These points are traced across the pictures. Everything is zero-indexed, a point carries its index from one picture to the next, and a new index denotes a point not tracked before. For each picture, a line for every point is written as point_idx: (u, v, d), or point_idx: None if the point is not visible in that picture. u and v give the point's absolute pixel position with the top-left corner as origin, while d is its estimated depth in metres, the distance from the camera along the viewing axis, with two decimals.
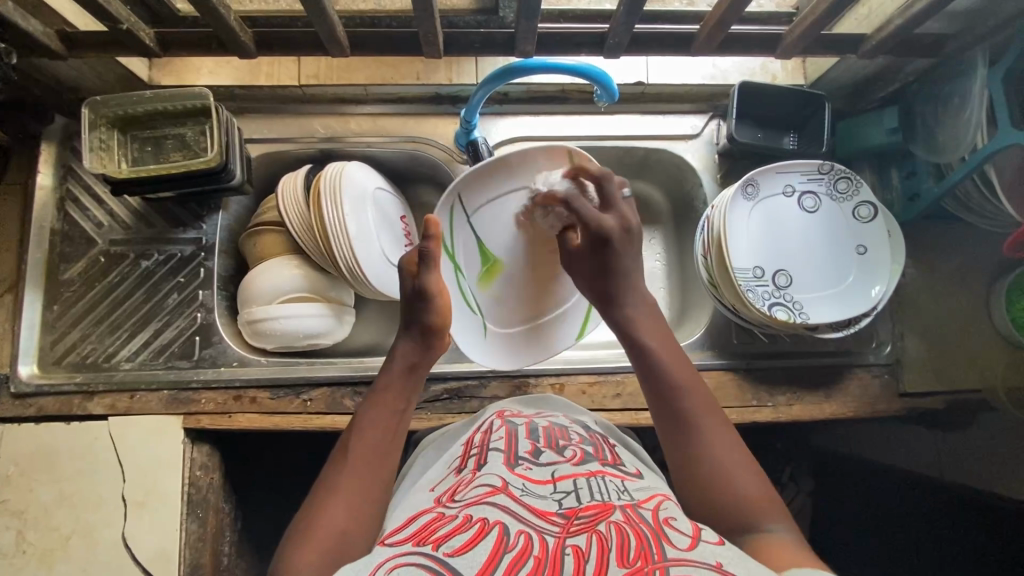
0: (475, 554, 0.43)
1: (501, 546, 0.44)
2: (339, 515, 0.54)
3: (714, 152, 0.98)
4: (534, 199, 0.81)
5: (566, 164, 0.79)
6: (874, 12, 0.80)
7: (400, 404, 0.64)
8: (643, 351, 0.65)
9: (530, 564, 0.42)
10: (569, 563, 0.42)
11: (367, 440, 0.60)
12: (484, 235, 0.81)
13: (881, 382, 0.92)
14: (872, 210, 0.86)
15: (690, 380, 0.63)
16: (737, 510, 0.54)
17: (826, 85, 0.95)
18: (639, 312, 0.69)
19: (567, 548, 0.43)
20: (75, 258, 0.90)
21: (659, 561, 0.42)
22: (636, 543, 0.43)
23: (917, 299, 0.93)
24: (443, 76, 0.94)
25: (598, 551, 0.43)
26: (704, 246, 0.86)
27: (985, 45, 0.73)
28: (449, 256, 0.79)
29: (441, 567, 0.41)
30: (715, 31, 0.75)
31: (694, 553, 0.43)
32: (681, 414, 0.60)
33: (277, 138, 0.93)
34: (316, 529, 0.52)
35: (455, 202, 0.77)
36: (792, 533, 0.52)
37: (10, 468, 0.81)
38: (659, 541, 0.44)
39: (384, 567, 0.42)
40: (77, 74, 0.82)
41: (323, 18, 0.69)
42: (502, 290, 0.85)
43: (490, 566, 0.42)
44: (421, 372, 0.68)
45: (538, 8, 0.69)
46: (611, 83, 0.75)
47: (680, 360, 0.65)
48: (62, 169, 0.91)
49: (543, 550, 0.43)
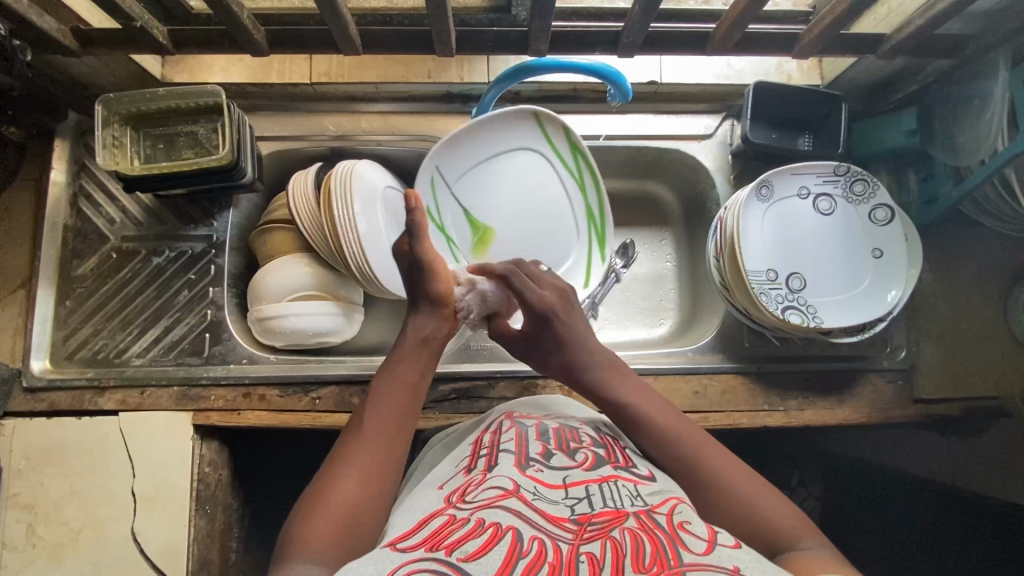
0: (490, 560, 0.42)
1: (514, 553, 0.43)
2: (352, 488, 0.53)
3: (727, 152, 0.97)
4: (513, 166, 0.87)
5: (535, 129, 0.86)
6: (894, 12, 0.78)
7: (414, 377, 0.63)
8: (620, 408, 0.65)
9: (545, 570, 0.42)
10: (584, 571, 0.42)
11: (382, 411, 0.60)
12: (468, 200, 0.87)
13: (895, 387, 0.90)
14: (888, 213, 0.85)
15: (675, 423, 0.63)
16: (771, 539, 0.53)
17: (842, 85, 0.93)
18: (606, 366, 0.69)
19: (581, 556, 0.43)
20: (88, 255, 0.90)
21: (675, 565, 0.41)
22: (652, 549, 0.43)
23: (933, 304, 0.92)
24: (454, 74, 0.93)
25: (612, 557, 0.43)
26: (717, 249, 0.85)
27: (1007, 46, 0.72)
28: (438, 227, 0.86)
29: (457, 574, 0.41)
30: (731, 31, 0.74)
31: (710, 557, 0.42)
32: (685, 459, 0.59)
33: (288, 136, 0.93)
34: (326, 502, 0.52)
35: (435, 172, 0.84)
36: (828, 547, 0.52)
37: (22, 462, 0.82)
38: (674, 545, 0.44)
39: (399, 572, 0.42)
40: (90, 71, 0.83)
41: (336, 15, 0.68)
42: (496, 256, 0.89)
43: (505, 574, 0.41)
44: (437, 344, 0.67)
45: (552, 7, 0.69)
46: (624, 83, 0.75)
47: (659, 407, 0.65)
48: (75, 166, 0.91)
49: (557, 557, 0.43)
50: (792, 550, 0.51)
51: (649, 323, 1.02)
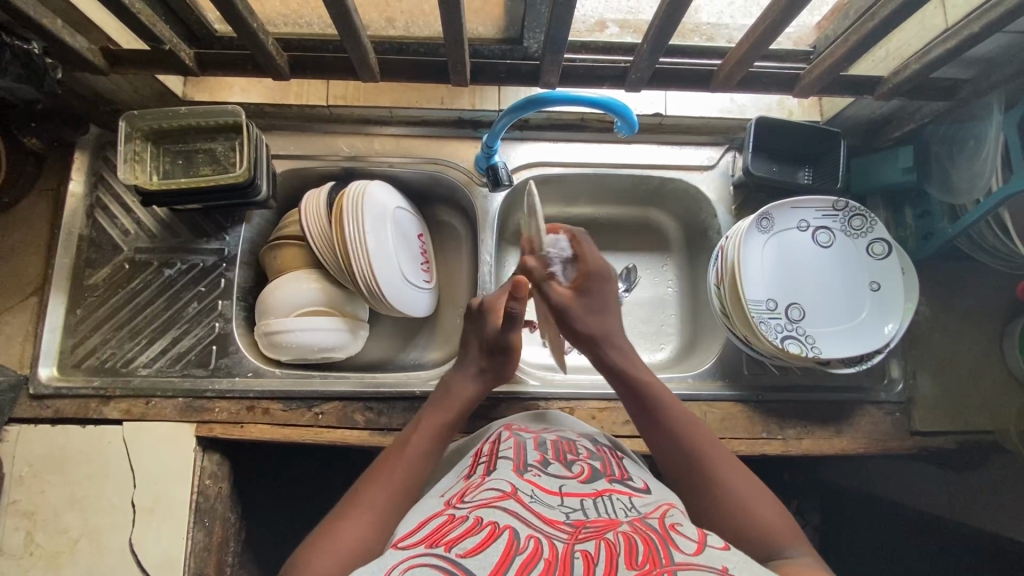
0: (487, 555, 0.43)
1: (512, 549, 0.44)
2: (361, 525, 0.56)
3: (729, 182, 0.99)
4: None
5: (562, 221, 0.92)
6: (892, 55, 0.82)
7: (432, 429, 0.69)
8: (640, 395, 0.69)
9: (540, 566, 0.42)
10: (578, 567, 0.42)
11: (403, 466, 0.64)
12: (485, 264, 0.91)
13: (892, 420, 0.91)
14: (886, 247, 0.87)
15: (692, 424, 0.66)
16: (764, 541, 0.55)
17: (841, 124, 0.96)
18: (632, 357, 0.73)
19: (576, 553, 0.44)
20: (100, 264, 0.92)
21: (666, 563, 0.42)
22: (644, 548, 0.44)
23: (930, 337, 0.93)
24: (466, 101, 0.96)
25: (606, 556, 0.43)
26: (718, 277, 0.87)
27: (1000, 92, 0.74)
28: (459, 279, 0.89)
29: (455, 568, 0.42)
30: (735, 69, 0.77)
31: (699, 557, 0.43)
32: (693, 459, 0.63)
33: (304, 155, 0.96)
34: (339, 532, 0.55)
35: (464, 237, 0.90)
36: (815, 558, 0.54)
37: (24, 468, 0.83)
38: (665, 545, 0.44)
39: (398, 568, 0.43)
40: (114, 88, 0.85)
41: (356, 44, 0.71)
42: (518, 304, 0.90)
43: (502, 568, 0.42)
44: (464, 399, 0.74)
45: (565, 43, 0.72)
46: (631, 116, 0.77)
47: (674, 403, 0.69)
48: (93, 177, 0.93)
49: (553, 553, 0.44)
50: (775, 555, 0.53)
51: (650, 348, 1.04)
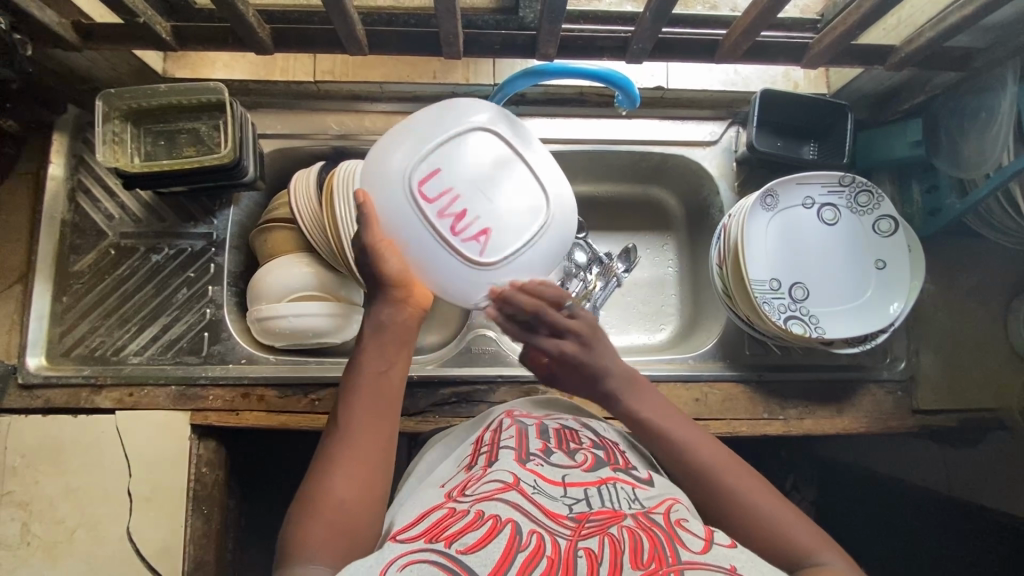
0: (488, 551, 0.42)
1: (514, 545, 0.43)
2: (343, 491, 0.53)
3: (732, 159, 0.96)
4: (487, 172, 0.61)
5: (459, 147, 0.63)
6: (904, 23, 0.79)
7: (382, 366, 0.60)
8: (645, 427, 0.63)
9: (543, 564, 0.41)
10: (582, 566, 0.41)
11: (359, 413, 0.58)
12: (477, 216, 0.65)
13: (894, 398, 0.90)
14: (892, 224, 0.85)
15: (698, 440, 0.61)
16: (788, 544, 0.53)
17: (848, 96, 0.93)
18: (633, 400, 0.65)
19: (579, 552, 0.43)
20: (85, 250, 0.89)
21: (674, 563, 0.41)
22: (650, 546, 0.43)
23: (934, 314, 0.92)
24: (459, 76, 0.93)
25: (611, 554, 0.42)
26: (720, 256, 0.85)
27: (1015, 61, 0.71)
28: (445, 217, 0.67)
29: (455, 566, 0.41)
30: (739, 40, 0.74)
31: (707, 556, 0.43)
32: (710, 479, 0.58)
33: (292, 134, 0.92)
34: (320, 505, 0.52)
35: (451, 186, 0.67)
36: (847, 561, 0.52)
37: (17, 459, 0.81)
38: (673, 544, 0.44)
39: (396, 563, 0.41)
40: (91, 66, 0.82)
41: (342, 16, 0.68)
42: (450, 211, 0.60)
43: (504, 564, 0.41)
44: (402, 331, 0.62)
45: (564, 11, 0.68)
46: (633, 90, 0.74)
47: (678, 421, 0.63)
48: (74, 160, 0.90)
49: (556, 552, 0.43)
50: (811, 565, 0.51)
51: (649, 329, 1.02)
